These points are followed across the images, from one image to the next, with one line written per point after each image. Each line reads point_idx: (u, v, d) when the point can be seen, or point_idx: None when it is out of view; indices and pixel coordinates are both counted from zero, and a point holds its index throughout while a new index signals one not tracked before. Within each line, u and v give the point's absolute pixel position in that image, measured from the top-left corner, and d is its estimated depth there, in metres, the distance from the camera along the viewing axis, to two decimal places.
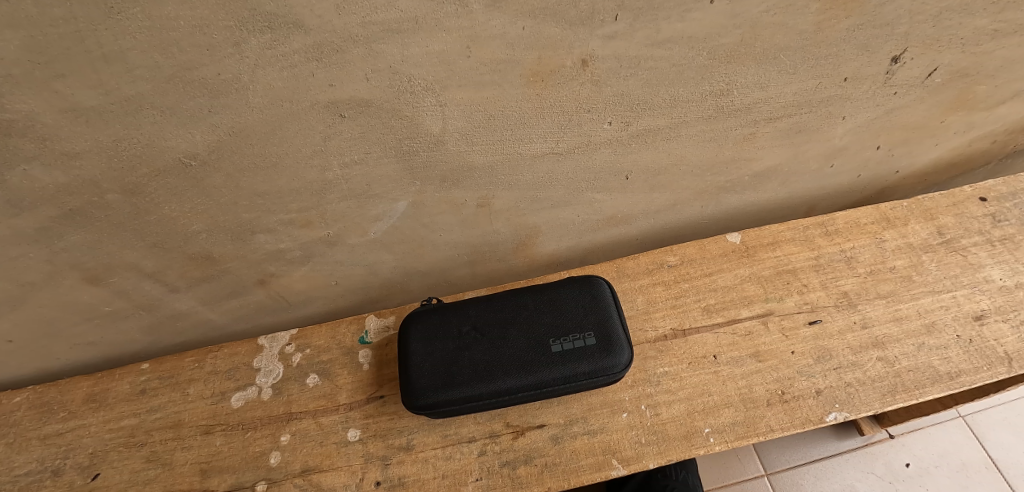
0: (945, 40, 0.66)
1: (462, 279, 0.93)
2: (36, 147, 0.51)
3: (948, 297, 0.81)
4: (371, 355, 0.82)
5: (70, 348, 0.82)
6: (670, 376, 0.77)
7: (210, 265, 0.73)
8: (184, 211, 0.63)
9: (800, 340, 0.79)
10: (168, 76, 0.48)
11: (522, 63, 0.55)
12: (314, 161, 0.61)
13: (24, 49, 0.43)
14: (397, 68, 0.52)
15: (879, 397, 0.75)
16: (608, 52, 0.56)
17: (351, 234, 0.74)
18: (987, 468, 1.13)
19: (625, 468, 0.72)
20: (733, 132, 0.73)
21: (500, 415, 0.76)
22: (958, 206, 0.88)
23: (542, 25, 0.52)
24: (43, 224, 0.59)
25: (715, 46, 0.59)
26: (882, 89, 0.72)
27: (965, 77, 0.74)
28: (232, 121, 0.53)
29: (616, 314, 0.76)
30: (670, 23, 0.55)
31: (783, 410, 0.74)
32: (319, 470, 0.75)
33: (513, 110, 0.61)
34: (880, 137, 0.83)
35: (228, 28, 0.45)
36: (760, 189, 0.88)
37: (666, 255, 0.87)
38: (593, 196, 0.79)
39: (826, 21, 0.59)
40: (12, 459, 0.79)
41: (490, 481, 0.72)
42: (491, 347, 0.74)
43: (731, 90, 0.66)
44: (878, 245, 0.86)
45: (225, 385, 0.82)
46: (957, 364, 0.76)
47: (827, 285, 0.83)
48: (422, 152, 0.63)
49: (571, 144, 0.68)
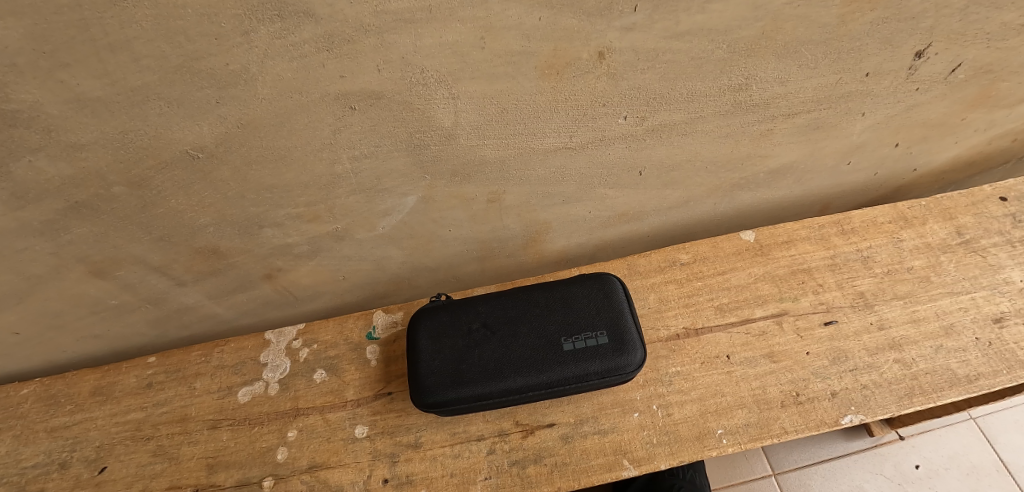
0: (971, 35, 0.64)
1: (471, 275, 0.92)
2: (41, 138, 0.50)
3: (967, 299, 0.79)
4: (380, 351, 0.82)
5: (77, 341, 0.82)
6: (682, 376, 0.76)
7: (217, 259, 0.72)
8: (191, 204, 0.62)
9: (815, 341, 0.77)
10: (175, 67, 0.46)
11: (538, 55, 0.54)
12: (323, 154, 0.60)
13: (28, 37, 0.41)
14: (409, 59, 0.51)
15: (896, 400, 0.73)
16: (626, 44, 0.55)
17: (359, 228, 0.73)
18: (999, 471, 1.11)
19: (636, 469, 0.71)
20: (750, 128, 0.71)
21: (509, 414, 0.75)
22: (978, 206, 0.86)
23: (558, 16, 0.50)
24: (49, 217, 0.59)
25: (734, 39, 0.57)
26: (904, 85, 0.70)
27: (989, 73, 0.71)
28: (240, 113, 0.52)
29: (629, 312, 0.75)
30: (690, 15, 0.53)
31: (798, 413, 0.73)
32: (325, 466, 0.74)
33: (527, 104, 0.59)
34: (899, 135, 0.81)
35: (237, 17, 0.44)
36: (775, 186, 0.86)
37: (678, 252, 0.85)
38: (605, 192, 0.77)
39: (850, 13, 0.57)
40: (18, 451, 0.79)
41: (498, 480, 0.71)
42: (502, 345, 0.73)
43: (750, 85, 0.64)
44: (896, 245, 0.84)
45: (232, 380, 0.81)
46: (976, 367, 0.74)
47: (843, 285, 0.81)
48: (433, 145, 0.62)
49: (585, 139, 0.66)
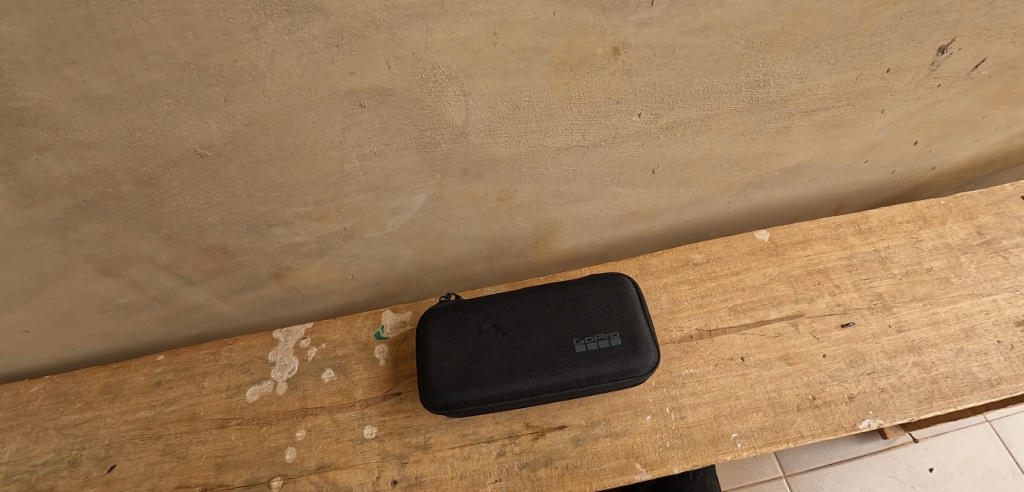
0: (996, 30, 0.62)
1: (480, 274, 0.91)
2: (49, 137, 0.49)
3: (988, 301, 0.77)
4: (388, 351, 0.81)
5: (86, 339, 0.82)
6: (695, 378, 0.75)
7: (226, 258, 0.71)
8: (199, 203, 0.61)
9: (832, 343, 0.76)
10: (183, 64, 0.46)
11: (552, 50, 0.52)
12: (333, 153, 0.59)
13: (34, 34, 0.41)
14: (420, 55, 0.50)
15: (915, 404, 0.71)
16: (641, 39, 0.53)
17: (367, 227, 0.72)
18: (1014, 475, 1.08)
19: (648, 473, 0.69)
20: (766, 125, 0.70)
21: (519, 415, 0.74)
22: (998, 205, 0.84)
23: (574, 11, 0.49)
24: (58, 216, 0.58)
25: (753, 34, 0.56)
26: (925, 81, 0.68)
27: (1013, 69, 0.69)
28: (249, 110, 0.52)
29: (642, 313, 0.73)
30: (708, 9, 0.52)
31: (814, 416, 0.71)
32: (334, 467, 0.74)
33: (539, 101, 0.58)
34: (919, 132, 0.79)
35: (245, 12, 0.43)
36: (790, 185, 0.84)
37: (691, 252, 0.84)
38: (617, 191, 0.76)
39: (873, 8, 0.56)
40: (28, 448, 0.79)
41: (509, 483, 0.70)
42: (512, 346, 0.72)
43: (768, 81, 0.62)
44: (914, 245, 0.82)
45: (240, 379, 0.81)
46: (997, 371, 0.72)
47: (860, 286, 0.80)
48: (443, 144, 0.61)
49: (598, 137, 0.65)
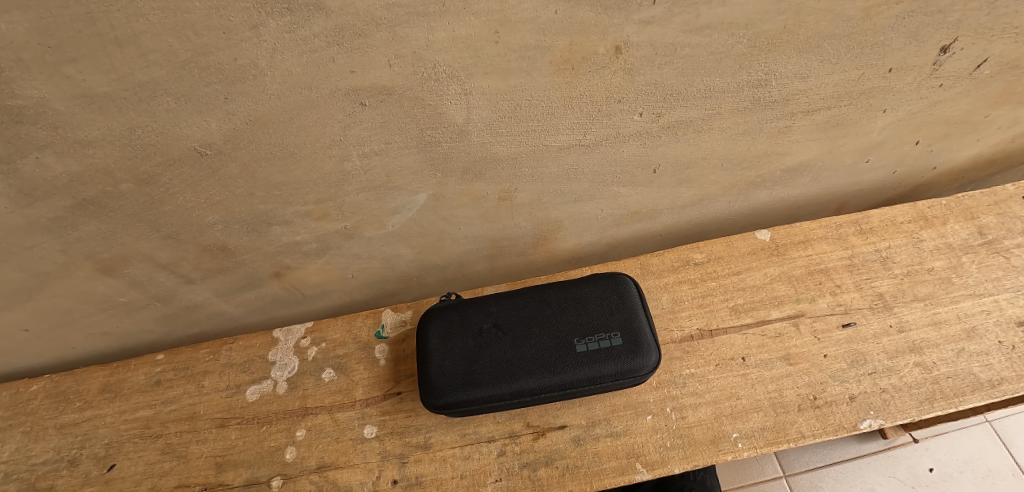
0: (998, 29, 0.62)
1: (480, 274, 0.91)
2: (48, 135, 0.49)
3: (990, 301, 0.77)
4: (389, 350, 0.81)
5: (85, 338, 0.82)
6: (696, 378, 0.74)
7: (226, 257, 0.71)
8: (200, 202, 0.61)
9: (833, 343, 0.76)
10: (182, 62, 0.45)
11: (553, 49, 0.52)
12: (333, 152, 0.59)
13: (33, 31, 0.41)
14: (421, 54, 0.50)
15: (916, 404, 0.71)
16: (643, 38, 0.53)
17: (368, 226, 0.72)
18: (1015, 475, 1.08)
19: (649, 473, 0.69)
20: (768, 125, 0.70)
21: (520, 415, 0.74)
22: (1000, 205, 0.84)
23: (576, 9, 0.48)
24: (58, 215, 0.58)
25: (755, 33, 0.55)
26: (927, 81, 0.68)
27: (1015, 69, 0.69)
28: (249, 109, 0.51)
29: (643, 313, 0.73)
30: (710, 8, 0.51)
31: (815, 416, 0.71)
32: (334, 466, 0.73)
33: (540, 100, 0.58)
34: (920, 132, 0.78)
35: (245, 10, 0.43)
36: (791, 184, 0.84)
37: (692, 252, 0.84)
38: (618, 190, 0.76)
39: (875, 7, 0.55)
40: (28, 447, 0.79)
41: (509, 482, 0.70)
42: (513, 346, 0.72)
43: (770, 81, 0.62)
44: (915, 245, 0.82)
45: (240, 379, 0.81)
46: (999, 371, 0.72)
47: (861, 286, 0.79)
48: (444, 143, 0.61)
49: (599, 136, 0.65)
